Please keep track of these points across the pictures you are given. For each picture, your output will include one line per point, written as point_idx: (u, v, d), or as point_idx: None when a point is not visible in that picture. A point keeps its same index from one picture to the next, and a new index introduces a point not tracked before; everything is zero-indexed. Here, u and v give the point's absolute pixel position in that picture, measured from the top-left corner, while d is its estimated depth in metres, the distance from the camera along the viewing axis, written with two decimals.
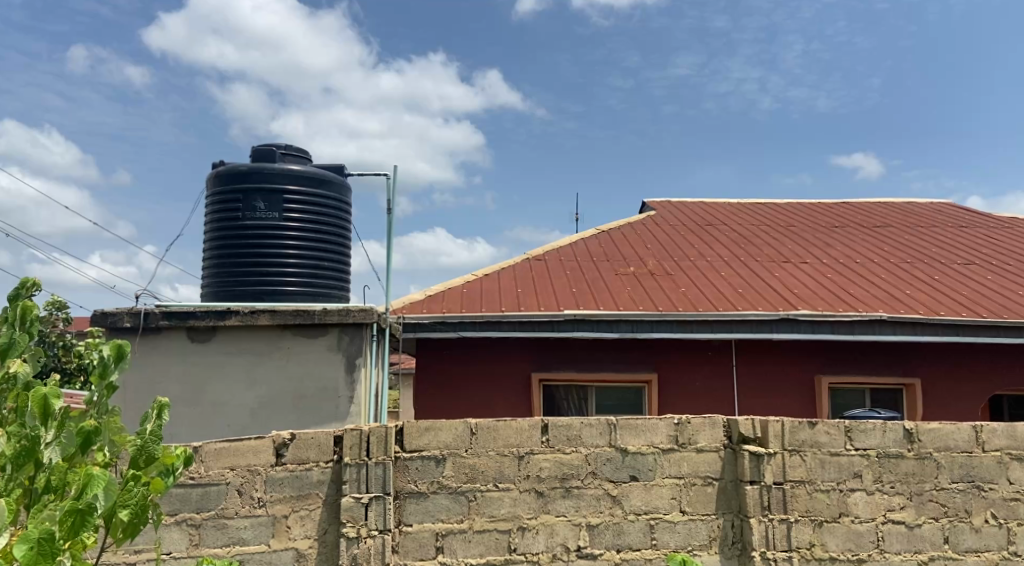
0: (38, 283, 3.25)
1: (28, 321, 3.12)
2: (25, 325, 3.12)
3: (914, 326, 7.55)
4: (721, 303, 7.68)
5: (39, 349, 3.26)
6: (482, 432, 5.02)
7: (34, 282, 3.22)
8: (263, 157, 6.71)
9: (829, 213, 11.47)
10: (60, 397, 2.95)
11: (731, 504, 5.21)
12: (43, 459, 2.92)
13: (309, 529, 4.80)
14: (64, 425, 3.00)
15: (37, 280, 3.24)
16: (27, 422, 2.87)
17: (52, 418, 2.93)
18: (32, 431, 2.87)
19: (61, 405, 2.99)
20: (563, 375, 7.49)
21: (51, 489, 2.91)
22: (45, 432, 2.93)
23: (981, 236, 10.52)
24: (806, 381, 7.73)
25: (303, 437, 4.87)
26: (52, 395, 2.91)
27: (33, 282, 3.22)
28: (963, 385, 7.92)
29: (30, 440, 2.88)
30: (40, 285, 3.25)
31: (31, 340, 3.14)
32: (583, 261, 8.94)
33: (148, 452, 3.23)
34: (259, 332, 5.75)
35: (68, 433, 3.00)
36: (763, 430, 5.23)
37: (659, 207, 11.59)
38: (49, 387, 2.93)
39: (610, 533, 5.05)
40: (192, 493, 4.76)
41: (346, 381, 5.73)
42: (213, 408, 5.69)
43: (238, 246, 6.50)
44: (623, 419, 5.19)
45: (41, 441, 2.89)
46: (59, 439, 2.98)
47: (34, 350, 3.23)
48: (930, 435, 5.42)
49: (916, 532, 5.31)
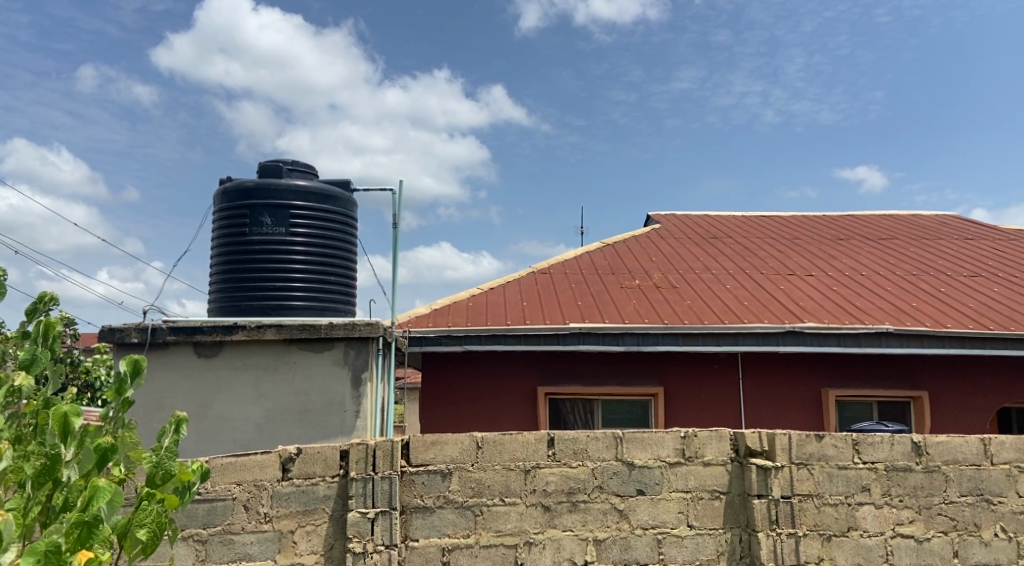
0: (57, 296, 3.28)
1: (50, 338, 3.17)
2: (47, 341, 3.17)
3: (922, 339, 7.52)
4: (726, 315, 7.69)
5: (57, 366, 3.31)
6: (488, 446, 5.02)
7: (52, 295, 3.25)
8: (270, 173, 6.76)
9: (834, 226, 11.47)
10: (80, 415, 2.96)
11: (739, 518, 5.19)
12: (60, 477, 2.92)
13: (315, 544, 4.79)
14: (83, 443, 3.02)
15: (56, 294, 3.27)
16: (47, 441, 2.88)
17: (71, 436, 2.93)
18: (51, 449, 2.88)
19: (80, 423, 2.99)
20: (569, 389, 7.48)
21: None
22: (65, 449, 2.93)
23: (987, 248, 10.50)
24: (813, 394, 7.71)
25: (309, 452, 4.87)
26: (71, 413, 2.92)
27: (51, 296, 3.25)
28: (971, 398, 7.88)
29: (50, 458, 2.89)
30: (58, 298, 3.28)
31: (52, 357, 3.17)
32: (588, 275, 8.96)
33: (164, 469, 3.23)
34: (266, 347, 5.77)
35: (86, 450, 2.99)
36: (770, 444, 5.22)
37: (664, 220, 11.62)
38: (69, 406, 2.95)
39: (617, 548, 5.03)
40: (199, 509, 4.77)
41: (352, 396, 5.74)
42: (219, 424, 5.69)
43: (244, 262, 6.53)
44: (629, 432, 5.18)
45: (60, 459, 2.89)
46: (77, 457, 2.98)
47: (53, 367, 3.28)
48: (939, 448, 5.39)
49: (925, 546, 5.28)
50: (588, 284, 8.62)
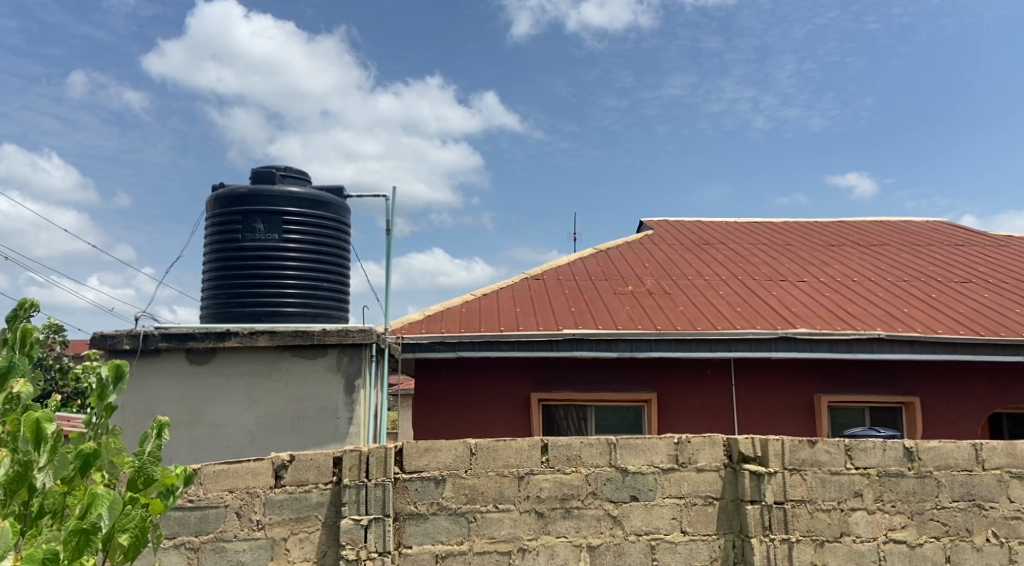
0: (37, 303, 3.23)
1: (28, 344, 3.14)
2: (24, 347, 3.14)
3: (912, 344, 7.56)
4: (720, 321, 7.71)
5: (39, 374, 3.21)
6: (481, 453, 5.01)
7: (32, 303, 3.21)
8: (263, 179, 6.75)
9: (824, 233, 11.55)
10: (54, 421, 2.91)
11: (732, 524, 5.20)
12: (36, 483, 2.89)
13: (308, 551, 4.78)
14: (57, 449, 2.97)
15: (36, 301, 3.23)
16: (20, 447, 2.84)
17: (45, 443, 2.90)
18: (25, 456, 2.85)
19: (54, 429, 2.96)
20: (562, 395, 7.49)
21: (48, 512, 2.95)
22: (39, 456, 2.90)
23: (977, 255, 10.56)
24: (805, 400, 7.73)
25: (302, 458, 4.85)
26: (44, 419, 2.88)
27: (31, 303, 3.21)
28: (963, 403, 7.91)
29: (24, 465, 2.86)
30: (38, 306, 3.24)
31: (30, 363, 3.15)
32: (582, 281, 8.97)
33: (146, 473, 3.26)
34: (258, 353, 5.75)
35: (61, 457, 2.97)
36: (763, 449, 5.23)
37: (657, 226, 11.65)
38: (42, 410, 2.90)
39: (612, 554, 5.03)
40: (191, 516, 4.73)
41: (346, 402, 5.73)
42: (212, 430, 5.67)
43: (237, 268, 6.52)
44: (623, 438, 5.18)
45: (34, 466, 2.87)
46: (52, 463, 2.95)
47: (34, 374, 3.20)
48: (930, 453, 5.41)
49: (917, 551, 5.30)
50: (581, 290, 8.64)
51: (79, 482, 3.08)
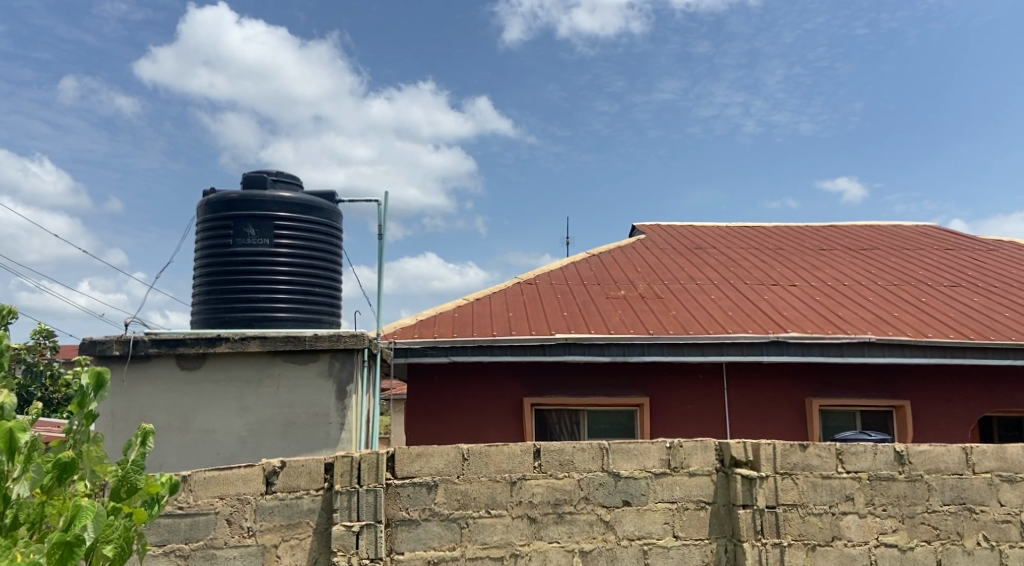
0: (15, 311, 3.21)
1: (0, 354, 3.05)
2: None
3: (903, 348, 7.58)
4: (711, 325, 7.73)
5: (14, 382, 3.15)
6: (474, 457, 5.00)
7: (10, 311, 3.18)
8: (254, 183, 6.72)
9: (816, 236, 11.58)
10: (28, 431, 2.87)
11: (724, 528, 5.21)
12: (10, 494, 2.85)
13: (299, 558, 4.76)
14: (34, 459, 2.94)
15: (13, 309, 3.20)
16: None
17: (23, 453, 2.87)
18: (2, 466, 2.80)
19: (33, 439, 2.92)
20: (554, 400, 7.48)
21: (26, 522, 2.92)
22: (16, 466, 2.86)
23: (966, 259, 10.62)
24: (797, 404, 7.75)
25: (292, 465, 4.83)
26: (19, 429, 2.84)
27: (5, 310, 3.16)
28: (954, 407, 7.94)
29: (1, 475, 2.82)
30: (16, 313, 3.22)
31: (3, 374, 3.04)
32: (574, 285, 8.98)
33: (130, 482, 3.26)
34: (249, 359, 5.73)
35: (38, 467, 2.94)
36: (754, 453, 5.22)
37: (649, 231, 11.64)
38: (16, 421, 2.85)
39: (604, 559, 5.03)
40: (181, 523, 4.71)
41: (338, 408, 5.71)
42: (202, 437, 5.65)
43: (227, 274, 6.50)
44: (614, 443, 5.17)
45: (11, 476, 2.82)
46: (29, 473, 2.91)
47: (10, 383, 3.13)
48: (921, 457, 5.42)
49: (908, 555, 5.32)
50: (574, 294, 8.64)
51: (58, 491, 3.08)
